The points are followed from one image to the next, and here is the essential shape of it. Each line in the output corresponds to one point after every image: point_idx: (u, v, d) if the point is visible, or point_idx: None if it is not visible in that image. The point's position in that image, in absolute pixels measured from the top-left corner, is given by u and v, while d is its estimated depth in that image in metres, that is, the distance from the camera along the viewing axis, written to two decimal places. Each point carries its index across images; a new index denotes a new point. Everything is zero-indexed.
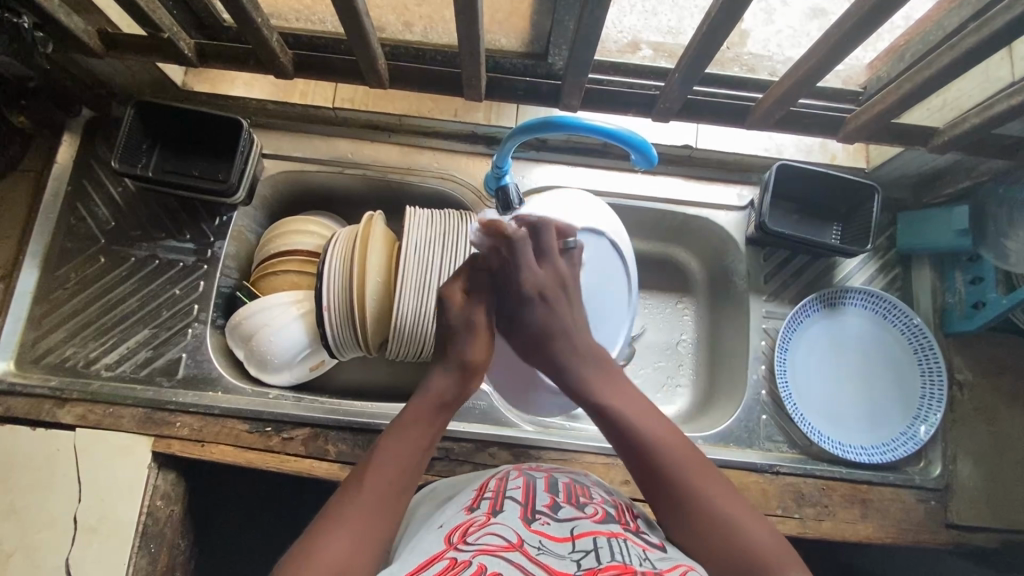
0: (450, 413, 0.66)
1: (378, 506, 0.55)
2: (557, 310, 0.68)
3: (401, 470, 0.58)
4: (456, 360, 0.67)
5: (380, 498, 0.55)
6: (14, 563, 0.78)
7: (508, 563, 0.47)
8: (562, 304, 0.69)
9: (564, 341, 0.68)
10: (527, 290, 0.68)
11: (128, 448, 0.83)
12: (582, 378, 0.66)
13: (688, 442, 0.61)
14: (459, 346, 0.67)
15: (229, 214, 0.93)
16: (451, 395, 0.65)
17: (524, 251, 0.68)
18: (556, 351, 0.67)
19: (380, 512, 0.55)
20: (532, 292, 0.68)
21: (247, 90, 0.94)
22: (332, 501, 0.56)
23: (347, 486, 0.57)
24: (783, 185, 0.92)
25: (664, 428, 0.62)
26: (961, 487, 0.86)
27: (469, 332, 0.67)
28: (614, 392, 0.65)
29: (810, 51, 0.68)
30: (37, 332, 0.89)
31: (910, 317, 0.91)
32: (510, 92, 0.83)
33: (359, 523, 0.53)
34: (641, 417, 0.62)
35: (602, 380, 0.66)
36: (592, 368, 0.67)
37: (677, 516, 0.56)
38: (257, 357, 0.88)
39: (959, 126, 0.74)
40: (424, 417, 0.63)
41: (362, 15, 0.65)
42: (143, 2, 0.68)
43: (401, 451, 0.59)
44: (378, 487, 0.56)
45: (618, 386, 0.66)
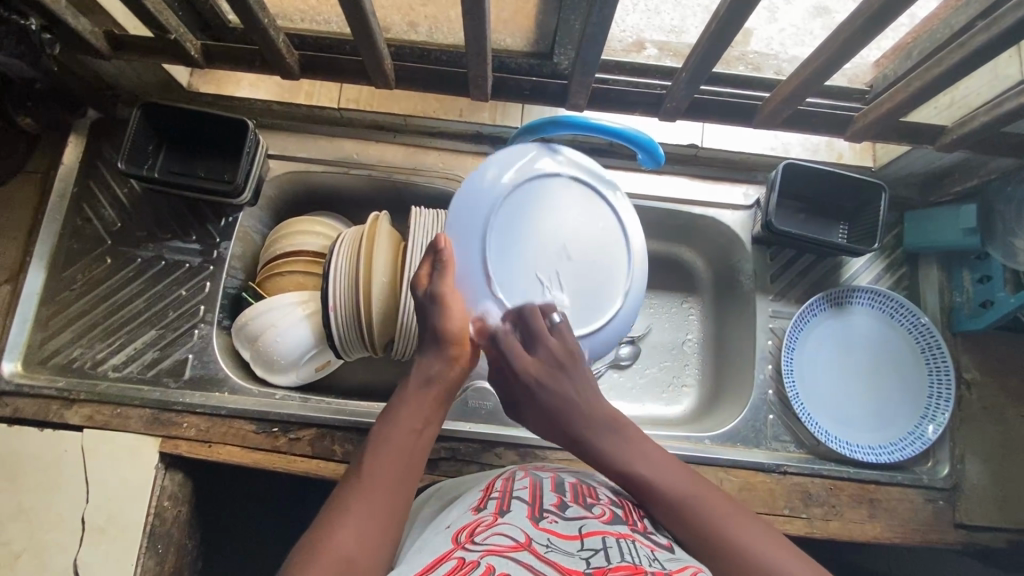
0: (446, 394, 0.65)
1: (383, 492, 0.55)
2: (558, 392, 0.64)
3: (402, 454, 0.58)
4: (434, 337, 0.65)
5: (386, 486, 0.55)
6: (22, 564, 0.78)
7: (517, 563, 0.46)
8: (564, 384, 0.65)
9: (573, 416, 0.64)
10: (524, 381, 0.65)
11: (135, 449, 0.83)
12: (598, 444, 0.62)
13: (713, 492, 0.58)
14: (432, 321, 0.66)
15: (235, 215, 0.93)
16: (443, 373, 0.65)
17: (511, 349, 0.66)
18: (570, 426, 0.64)
19: (386, 499, 0.54)
20: (528, 385, 0.65)
21: (252, 91, 0.94)
22: (336, 492, 0.56)
23: (350, 476, 0.57)
24: (789, 184, 0.92)
25: (687, 480, 0.58)
26: (969, 487, 0.86)
27: (435, 305, 0.65)
28: (635, 455, 0.61)
29: (818, 50, 0.68)
30: (44, 333, 0.89)
31: (918, 316, 0.91)
32: (517, 92, 0.83)
33: (366, 510, 0.53)
34: (662, 475, 0.59)
35: (616, 440, 0.62)
36: (606, 432, 0.63)
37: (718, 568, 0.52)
38: (264, 357, 0.88)
39: (968, 124, 0.74)
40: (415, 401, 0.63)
41: (368, 15, 0.65)
42: (153, 5, 0.69)
43: (401, 437, 0.59)
44: (381, 477, 0.56)
45: (632, 443, 0.62)
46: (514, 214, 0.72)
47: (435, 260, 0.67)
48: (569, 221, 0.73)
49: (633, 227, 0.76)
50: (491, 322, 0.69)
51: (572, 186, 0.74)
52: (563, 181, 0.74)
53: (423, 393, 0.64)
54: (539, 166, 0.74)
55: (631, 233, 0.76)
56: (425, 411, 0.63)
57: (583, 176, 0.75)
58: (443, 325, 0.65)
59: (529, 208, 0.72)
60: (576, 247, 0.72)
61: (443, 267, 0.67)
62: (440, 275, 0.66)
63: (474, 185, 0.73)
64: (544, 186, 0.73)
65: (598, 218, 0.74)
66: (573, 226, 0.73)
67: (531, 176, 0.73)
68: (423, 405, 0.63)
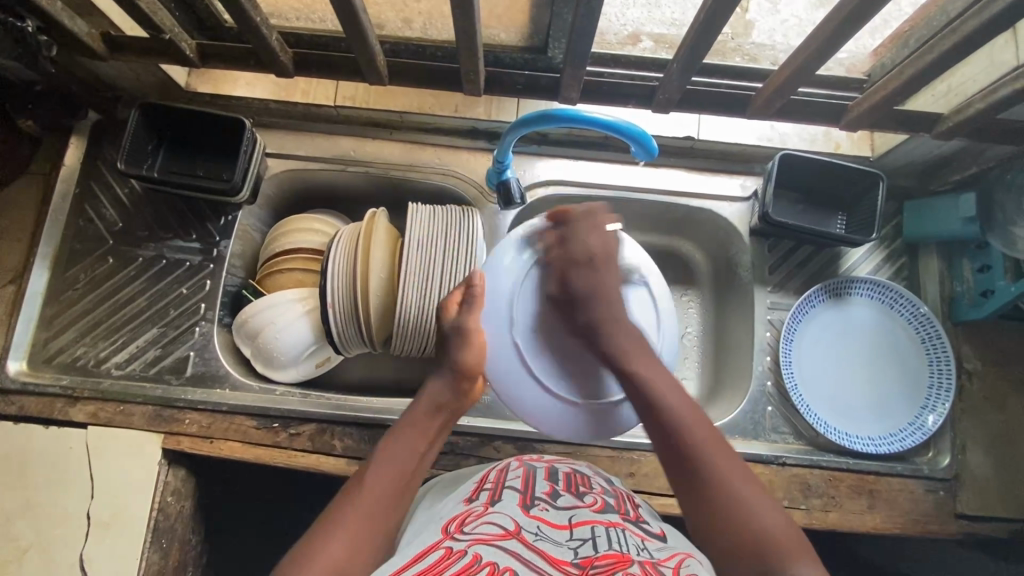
0: (450, 421, 0.70)
1: (384, 502, 0.57)
2: (598, 281, 0.73)
3: (403, 462, 0.61)
4: (450, 366, 0.71)
5: (383, 491, 0.58)
6: (30, 558, 0.80)
7: (505, 552, 0.47)
8: (603, 276, 0.73)
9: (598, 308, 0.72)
10: (578, 255, 0.73)
11: (138, 445, 0.84)
12: (620, 350, 0.70)
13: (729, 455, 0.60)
14: (453, 351, 0.72)
15: (234, 213, 0.94)
16: (452, 402, 0.70)
17: (579, 239, 0.74)
18: (601, 321, 0.71)
19: (383, 505, 0.57)
20: (581, 258, 0.73)
21: (249, 89, 0.96)
22: (337, 499, 0.57)
23: (346, 489, 0.58)
24: (788, 175, 0.91)
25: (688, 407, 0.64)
26: (970, 477, 0.85)
27: (459, 337, 0.72)
28: (648, 369, 0.68)
29: (809, 38, 0.68)
30: (48, 333, 0.90)
31: (917, 306, 0.90)
32: (511, 87, 0.83)
33: (364, 515, 0.55)
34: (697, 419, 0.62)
35: (635, 353, 0.69)
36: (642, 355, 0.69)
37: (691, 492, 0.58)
38: (264, 353, 0.89)
39: (965, 111, 0.73)
40: (423, 416, 0.67)
41: (359, 12, 0.65)
42: (145, 5, 0.69)
43: (403, 452, 0.62)
44: (380, 484, 0.58)
45: (649, 360, 0.69)
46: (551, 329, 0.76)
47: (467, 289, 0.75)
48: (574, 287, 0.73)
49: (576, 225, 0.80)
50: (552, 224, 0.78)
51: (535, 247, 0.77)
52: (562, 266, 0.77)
53: (430, 417, 0.68)
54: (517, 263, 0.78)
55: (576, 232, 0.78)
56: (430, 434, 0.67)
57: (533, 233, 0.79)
58: (463, 359, 0.71)
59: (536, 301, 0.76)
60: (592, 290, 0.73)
61: (473, 303, 0.73)
62: (470, 310, 0.73)
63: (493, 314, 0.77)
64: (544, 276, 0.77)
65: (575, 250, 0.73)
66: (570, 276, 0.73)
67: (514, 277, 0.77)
68: (428, 427, 0.67)
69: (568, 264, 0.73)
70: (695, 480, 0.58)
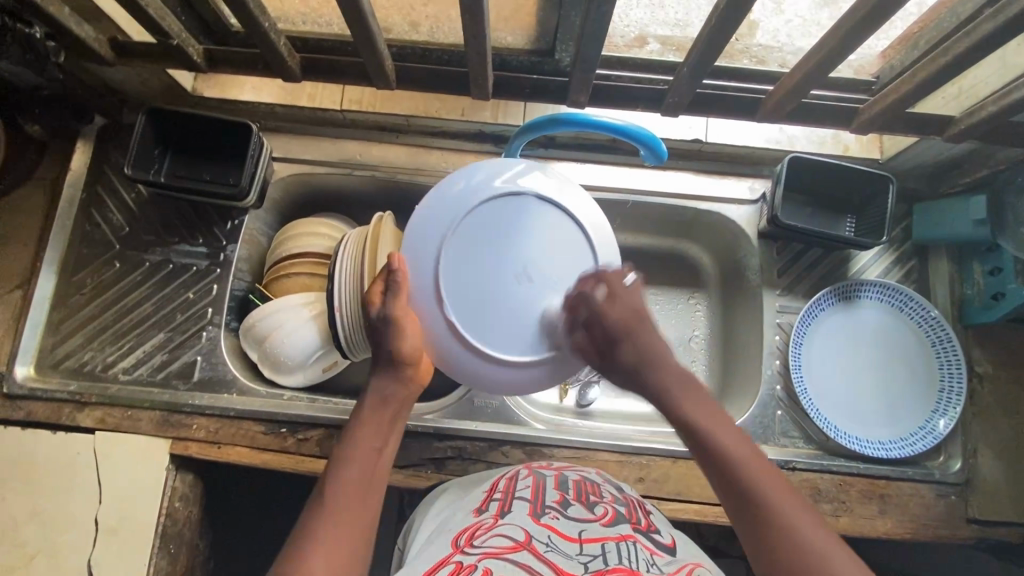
0: (401, 413, 0.68)
1: (352, 514, 0.56)
2: (642, 337, 0.65)
3: (366, 468, 0.60)
4: (391, 357, 0.66)
5: (351, 502, 0.57)
6: (38, 564, 0.80)
7: (514, 566, 0.47)
8: (644, 331, 0.65)
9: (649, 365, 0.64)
10: (613, 330, 0.65)
11: (145, 451, 0.84)
12: (678, 396, 0.62)
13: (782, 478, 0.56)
14: (388, 342, 0.66)
15: (241, 218, 0.94)
16: (398, 395, 0.67)
17: (603, 308, 0.66)
18: (654, 375, 0.63)
19: (354, 515, 0.56)
20: (619, 331, 0.65)
21: (256, 94, 0.95)
22: (302, 516, 0.56)
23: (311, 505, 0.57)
24: (796, 178, 0.91)
25: (746, 449, 0.58)
26: (982, 481, 0.85)
27: (389, 326, 0.66)
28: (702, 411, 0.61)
29: (821, 41, 0.67)
30: (56, 338, 0.90)
31: (927, 309, 0.90)
32: (517, 91, 0.82)
33: (336, 529, 0.54)
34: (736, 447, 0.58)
35: (688, 396, 0.62)
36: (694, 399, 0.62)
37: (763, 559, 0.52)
38: (271, 358, 0.89)
39: (977, 114, 0.73)
40: (375, 417, 0.65)
41: (367, 17, 0.65)
42: (152, 10, 0.69)
43: (364, 457, 0.61)
44: (346, 495, 0.57)
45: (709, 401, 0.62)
46: (492, 322, 0.68)
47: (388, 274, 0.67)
48: (630, 296, 0.67)
49: (466, 179, 0.70)
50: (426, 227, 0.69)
51: (441, 241, 0.68)
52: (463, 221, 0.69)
53: (378, 414, 0.65)
54: (429, 277, 0.68)
55: (467, 193, 0.70)
56: (383, 431, 0.65)
57: (425, 234, 0.69)
58: (397, 346, 0.66)
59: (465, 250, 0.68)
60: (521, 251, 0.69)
61: (396, 287, 0.66)
62: (395, 297, 0.66)
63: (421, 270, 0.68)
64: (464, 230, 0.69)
65: (485, 214, 0.70)
66: (489, 244, 0.69)
67: (432, 290, 0.68)
68: (380, 425, 0.65)
69: (607, 334, 0.65)
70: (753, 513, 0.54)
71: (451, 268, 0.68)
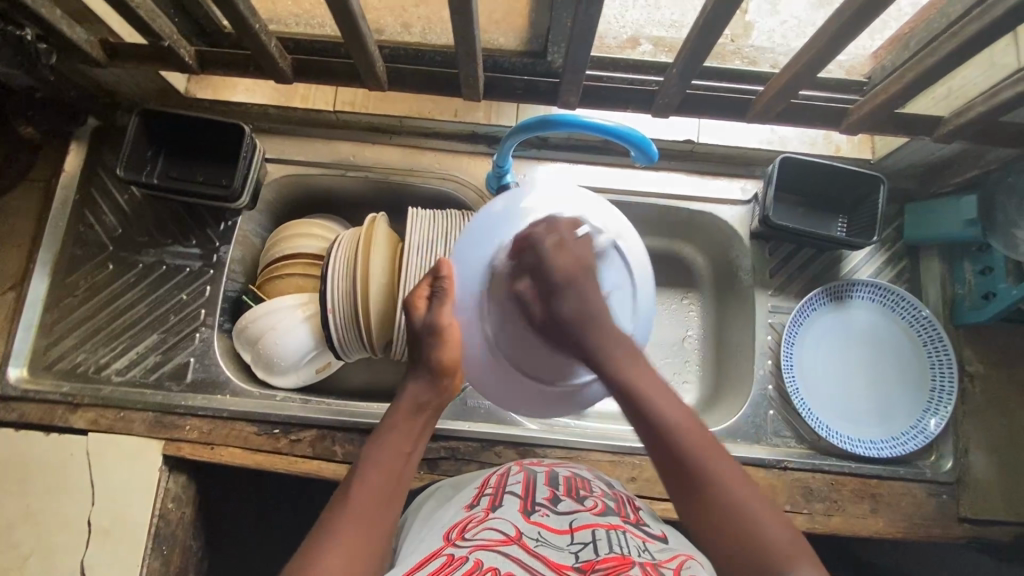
0: (433, 420, 0.68)
1: (371, 515, 0.56)
2: (585, 293, 0.65)
3: (392, 472, 0.60)
4: (429, 366, 0.67)
5: (374, 504, 0.57)
6: (31, 564, 0.80)
7: (505, 557, 0.47)
8: (587, 288, 0.66)
9: (592, 326, 0.64)
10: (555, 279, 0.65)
11: (139, 452, 0.84)
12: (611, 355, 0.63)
13: (707, 432, 0.59)
14: (429, 350, 0.67)
15: (234, 219, 0.94)
16: (432, 401, 0.67)
17: (551, 252, 0.65)
18: (595, 336, 0.64)
19: (374, 517, 0.56)
20: (563, 282, 0.65)
21: (248, 95, 0.95)
22: (324, 513, 0.57)
23: (335, 503, 0.57)
24: (788, 178, 0.91)
25: (677, 409, 0.60)
26: (973, 480, 0.85)
27: (432, 335, 0.66)
28: (639, 372, 0.62)
29: (809, 41, 0.67)
30: (49, 339, 0.90)
31: (918, 309, 0.90)
32: (509, 92, 0.82)
33: (356, 529, 0.54)
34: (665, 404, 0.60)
35: (624, 358, 0.63)
36: (629, 356, 0.63)
37: (688, 509, 0.55)
38: (264, 359, 0.89)
39: (966, 114, 0.73)
40: (406, 421, 0.65)
41: (358, 18, 0.65)
42: (143, 12, 0.69)
43: (393, 461, 0.61)
44: (369, 497, 0.57)
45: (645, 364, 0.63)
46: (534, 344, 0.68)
47: (435, 280, 0.68)
48: (577, 254, 0.67)
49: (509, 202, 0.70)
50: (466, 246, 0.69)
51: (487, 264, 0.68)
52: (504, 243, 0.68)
53: (411, 421, 0.66)
54: (472, 300, 0.68)
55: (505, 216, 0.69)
56: (413, 437, 0.65)
57: (468, 258, 0.68)
58: (438, 356, 0.67)
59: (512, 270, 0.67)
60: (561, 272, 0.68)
61: (442, 295, 0.67)
62: (440, 304, 0.67)
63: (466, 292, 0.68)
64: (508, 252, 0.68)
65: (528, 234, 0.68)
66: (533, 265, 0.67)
67: (475, 312, 0.68)
68: (412, 429, 0.65)
69: (551, 285, 0.65)
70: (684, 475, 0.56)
71: (494, 291, 0.68)
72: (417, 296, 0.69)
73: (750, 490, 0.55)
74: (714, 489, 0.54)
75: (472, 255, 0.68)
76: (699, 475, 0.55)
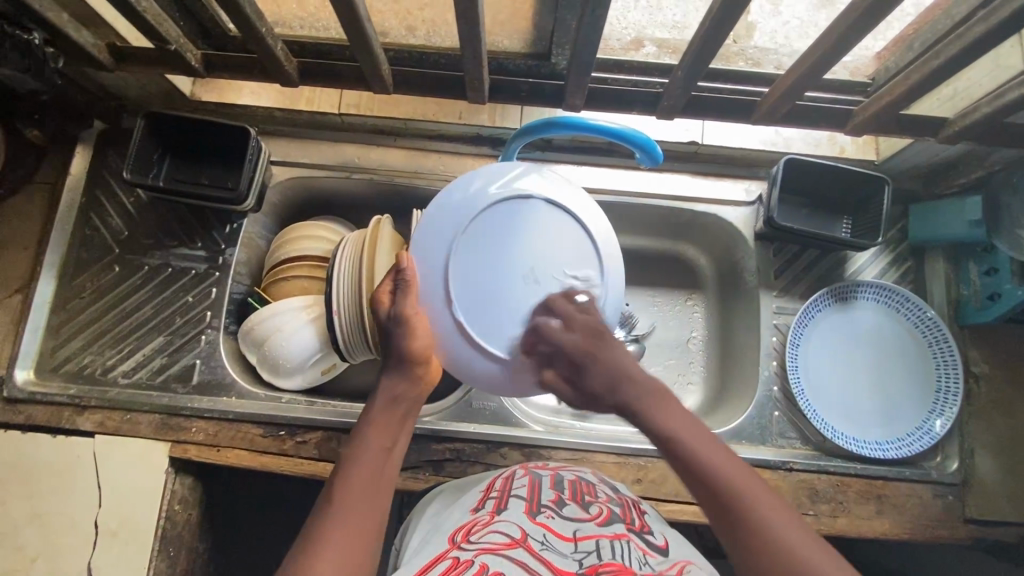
0: (412, 411, 0.67)
1: (360, 514, 0.56)
2: (605, 361, 0.64)
3: (376, 469, 0.60)
4: (401, 357, 0.66)
5: (361, 504, 0.57)
6: (38, 566, 0.80)
7: (511, 562, 0.48)
8: (606, 353, 0.64)
9: (618, 377, 0.63)
10: (576, 338, 0.64)
11: (145, 454, 0.84)
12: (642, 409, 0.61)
13: (751, 474, 0.55)
14: (397, 341, 0.66)
15: (239, 221, 0.94)
16: (410, 392, 0.67)
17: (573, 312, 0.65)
18: (624, 394, 0.62)
19: (362, 517, 0.56)
20: (580, 355, 0.64)
21: (254, 98, 0.95)
22: (311, 516, 0.56)
23: (321, 505, 0.57)
24: (792, 180, 0.91)
25: (717, 453, 0.57)
26: (979, 481, 0.85)
27: (400, 326, 0.66)
28: (673, 419, 0.60)
29: (814, 43, 0.68)
30: (55, 341, 0.90)
31: (923, 310, 0.90)
32: (513, 92, 0.83)
33: (345, 533, 0.54)
34: (703, 449, 0.57)
35: (657, 405, 0.61)
36: (659, 402, 0.61)
37: (742, 557, 0.51)
38: (270, 361, 0.89)
39: (971, 115, 0.73)
40: (386, 416, 0.64)
41: (364, 21, 0.65)
42: (150, 16, 0.70)
43: (375, 457, 0.61)
44: (355, 497, 0.57)
45: (676, 408, 0.61)
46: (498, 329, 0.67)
47: (396, 275, 0.68)
48: (587, 313, 0.66)
49: (467, 187, 0.70)
50: (424, 233, 0.69)
51: (447, 250, 0.68)
52: (463, 226, 0.68)
53: (389, 414, 0.65)
54: (439, 283, 0.67)
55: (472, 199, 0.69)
56: (392, 430, 0.64)
57: (427, 245, 0.68)
58: (407, 348, 0.66)
59: (474, 251, 0.68)
60: (530, 253, 0.68)
61: (404, 286, 0.67)
62: (404, 295, 0.67)
63: (427, 276, 0.68)
64: (468, 233, 0.68)
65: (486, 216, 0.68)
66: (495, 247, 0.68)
67: (442, 294, 0.67)
68: (392, 423, 0.64)
69: (573, 361, 0.65)
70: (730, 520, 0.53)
71: (461, 273, 0.67)
72: (380, 291, 0.68)
73: (800, 530, 0.51)
74: (768, 533, 0.50)
75: (430, 240, 0.68)
76: (740, 509, 0.52)
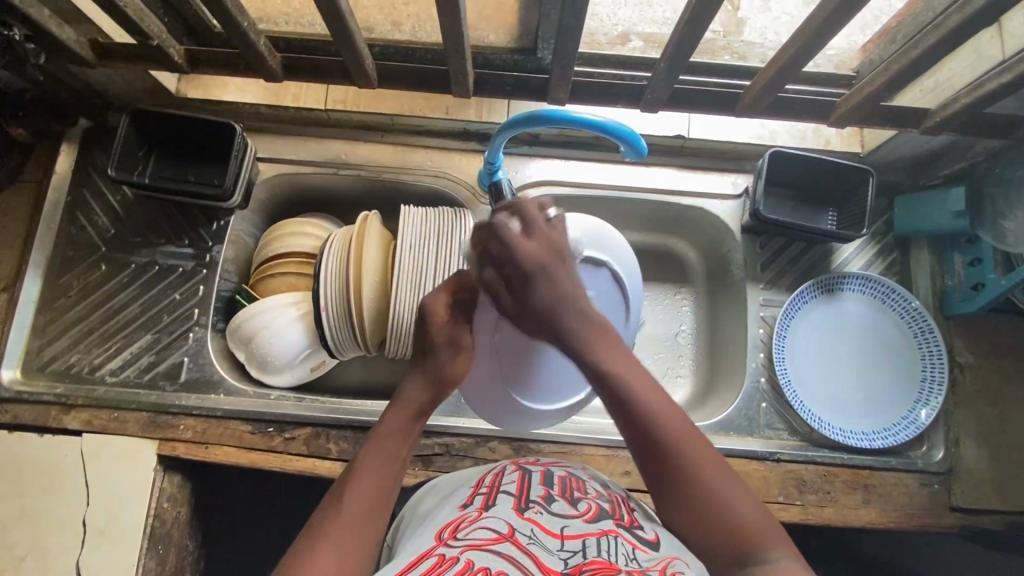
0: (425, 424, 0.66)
1: (364, 521, 0.55)
2: (559, 279, 0.61)
3: (385, 478, 0.59)
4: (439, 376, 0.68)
5: (365, 510, 0.56)
6: (27, 566, 0.80)
7: (497, 556, 0.48)
8: (562, 272, 0.61)
9: (570, 314, 0.61)
10: (526, 266, 0.60)
11: (133, 452, 0.84)
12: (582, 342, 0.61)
13: (684, 417, 0.58)
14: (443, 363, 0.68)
15: (227, 218, 0.94)
16: (428, 404, 0.66)
17: (515, 239, 0.60)
18: (564, 322, 0.61)
19: (366, 526, 0.55)
20: (532, 272, 0.60)
21: (239, 95, 0.95)
22: (317, 514, 0.56)
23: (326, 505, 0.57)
24: (778, 173, 0.92)
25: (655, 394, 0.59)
26: (964, 469, 0.85)
27: (454, 349, 0.68)
28: (614, 355, 0.61)
29: (792, 38, 0.68)
30: (42, 340, 0.90)
31: (909, 300, 0.91)
32: (499, 88, 0.83)
33: (347, 537, 0.53)
34: (639, 384, 0.59)
35: (600, 338, 0.61)
36: (596, 331, 0.62)
37: (670, 496, 0.56)
38: (257, 358, 0.89)
39: (952, 106, 0.74)
40: (401, 425, 0.64)
41: (345, 16, 0.65)
42: (131, 11, 0.69)
43: (385, 465, 0.60)
44: (360, 502, 0.57)
45: (610, 343, 0.61)
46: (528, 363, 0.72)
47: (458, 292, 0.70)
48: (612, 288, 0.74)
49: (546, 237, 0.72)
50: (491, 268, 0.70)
51: None
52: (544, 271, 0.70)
53: (407, 423, 0.64)
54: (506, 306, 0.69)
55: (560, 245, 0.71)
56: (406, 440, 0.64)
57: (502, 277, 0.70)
58: (453, 371, 0.68)
59: None
60: None
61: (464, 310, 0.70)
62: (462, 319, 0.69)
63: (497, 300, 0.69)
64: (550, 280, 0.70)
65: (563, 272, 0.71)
66: None
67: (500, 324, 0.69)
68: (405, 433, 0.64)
69: (522, 273, 0.60)
70: (660, 457, 0.56)
71: None
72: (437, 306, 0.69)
73: (721, 474, 0.56)
74: (694, 476, 0.55)
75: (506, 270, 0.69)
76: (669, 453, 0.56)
